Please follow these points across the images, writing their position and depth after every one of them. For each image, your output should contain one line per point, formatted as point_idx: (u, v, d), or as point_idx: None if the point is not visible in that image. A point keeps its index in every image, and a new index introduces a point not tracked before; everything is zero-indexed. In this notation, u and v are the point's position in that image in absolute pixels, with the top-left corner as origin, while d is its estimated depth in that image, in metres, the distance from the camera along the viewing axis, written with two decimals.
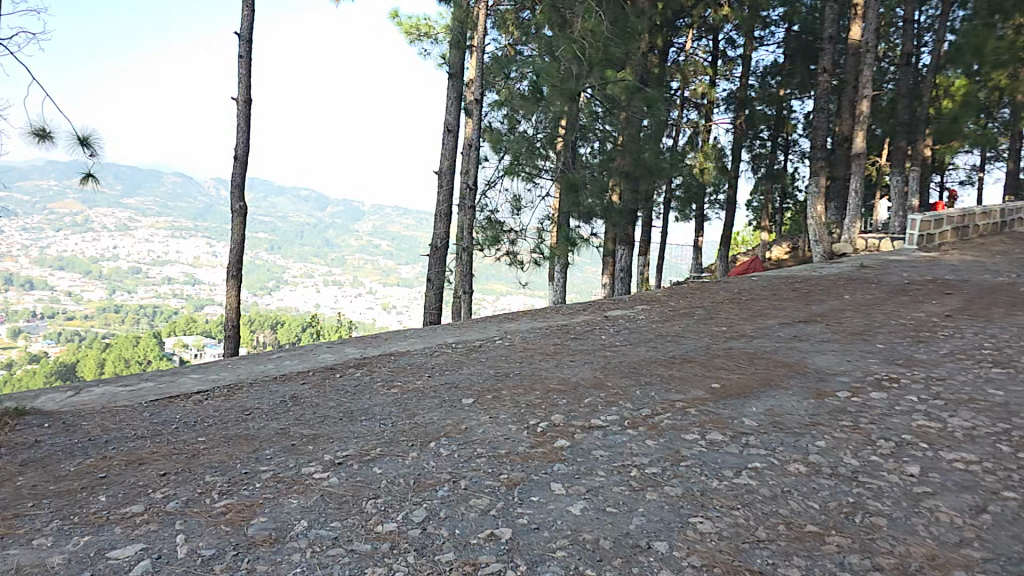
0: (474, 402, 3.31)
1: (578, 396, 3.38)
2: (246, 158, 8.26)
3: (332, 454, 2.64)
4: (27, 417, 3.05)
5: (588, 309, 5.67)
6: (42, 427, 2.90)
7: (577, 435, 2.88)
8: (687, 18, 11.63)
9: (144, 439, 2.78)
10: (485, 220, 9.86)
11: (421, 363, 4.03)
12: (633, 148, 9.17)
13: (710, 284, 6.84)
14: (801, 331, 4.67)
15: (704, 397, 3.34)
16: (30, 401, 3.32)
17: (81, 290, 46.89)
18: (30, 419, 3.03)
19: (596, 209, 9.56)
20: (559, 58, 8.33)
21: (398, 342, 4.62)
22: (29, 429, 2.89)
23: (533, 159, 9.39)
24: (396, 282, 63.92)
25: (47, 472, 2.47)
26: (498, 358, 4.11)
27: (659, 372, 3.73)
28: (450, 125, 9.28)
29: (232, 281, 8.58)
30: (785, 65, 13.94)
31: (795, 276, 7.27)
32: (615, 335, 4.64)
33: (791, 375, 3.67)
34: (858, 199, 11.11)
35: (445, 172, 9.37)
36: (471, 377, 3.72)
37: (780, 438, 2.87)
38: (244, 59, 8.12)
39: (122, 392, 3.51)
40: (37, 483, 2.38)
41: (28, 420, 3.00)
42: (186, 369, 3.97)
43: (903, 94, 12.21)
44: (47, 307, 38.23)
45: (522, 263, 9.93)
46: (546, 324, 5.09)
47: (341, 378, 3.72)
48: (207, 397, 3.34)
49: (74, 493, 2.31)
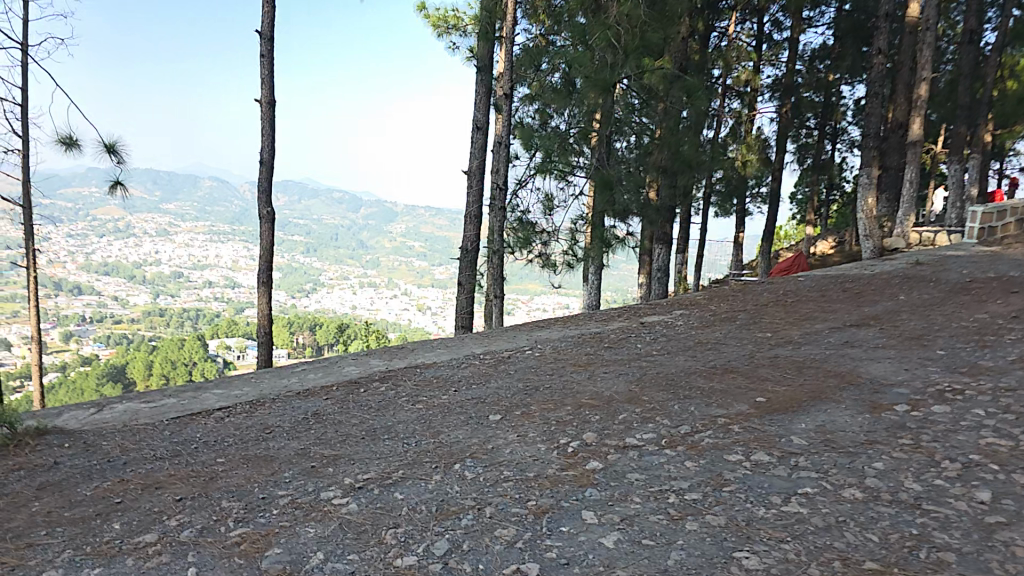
0: (502, 419, 3.17)
1: (612, 411, 3.20)
2: (273, 162, 8.28)
3: (352, 477, 2.51)
4: (47, 436, 3.04)
5: (623, 315, 5.48)
6: (62, 448, 2.86)
7: (610, 456, 2.71)
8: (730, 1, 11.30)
9: (163, 460, 2.71)
10: (516, 220, 9.71)
11: (449, 375, 3.90)
12: (671, 140, 8.89)
13: (753, 285, 6.56)
14: (853, 337, 4.40)
15: (748, 412, 3.13)
16: (52, 419, 3.32)
17: (127, 294, 48.29)
18: (50, 438, 3.02)
19: (632, 206, 9.15)
20: (593, 47, 8.01)
21: (425, 352, 4.50)
22: (48, 449, 2.85)
23: (567, 156, 9.12)
24: (433, 283, 64.25)
25: (62, 498, 2.39)
26: (527, 370, 3.95)
27: (698, 384, 3.52)
28: (479, 122, 9.15)
29: (263, 285, 8.62)
30: (836, 47, 13.51)
31: (845, 275, 6.95)
32: (652, 343, 4.45)
33: (843, 387, 3.43)
34: (912, 189, 10.64)
35: (476, 172, 9.25)
36: (499, 392, 3.56)
37: (832, 459, 2.65)
38: (267, 59, 8.14)
39: (144, 409, 3.47)
40: (51, 509, 2.30)
41: (48, 440, 2.99)
42: (209, 384, 3.92)
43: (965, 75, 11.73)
44: (96, 312, 39.43)
45: (554, 264, 9.80)
46: (579, 332, 4.91)
47: (365, 394, 3.61)
48: (229, 414, 3.28)
49: (87, 520, 2.21)
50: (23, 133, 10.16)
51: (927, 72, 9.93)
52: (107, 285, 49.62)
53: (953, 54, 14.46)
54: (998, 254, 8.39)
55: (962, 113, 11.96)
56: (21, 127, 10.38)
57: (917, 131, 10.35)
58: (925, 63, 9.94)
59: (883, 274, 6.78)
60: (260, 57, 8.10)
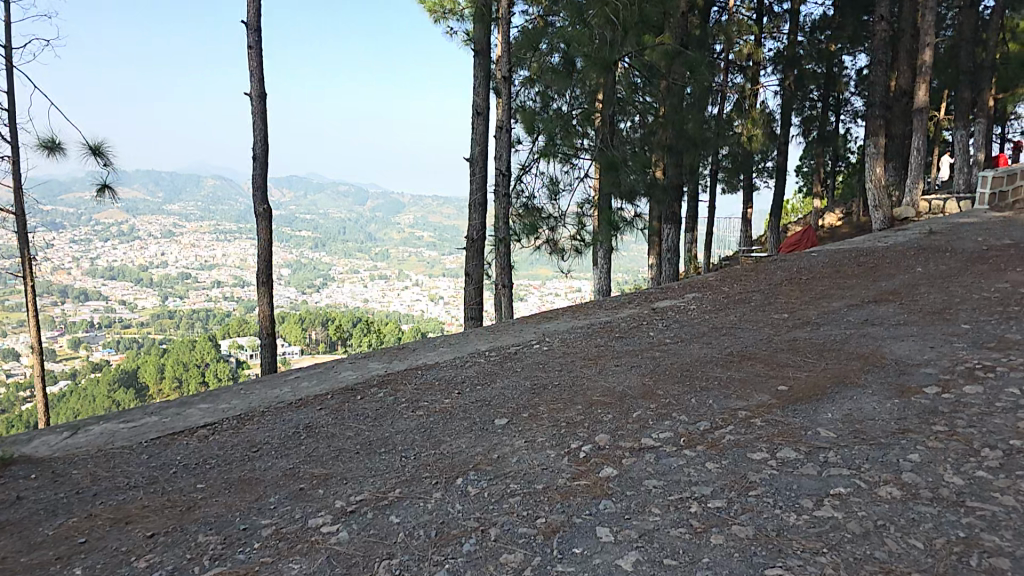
0: (508, 423, 2.99)
1: (626, 409, 3.00)
2: (266, 157, 8.08)
3: (344, 500, 2.41)
4: (13, 466, 3.04)
5: (632, 301, 5.27)
6: (29, 479, 2.87)
7: (625, 461, 2.52)
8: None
9: (137, 490, 2.71)
10: (522, 207, 9.49)
11: (451, 377, 3.70)
12: (675, 120, 8.92)
13: (766, 263, 6.32)
14: (872, 314, 4.18)
15: (769, 403, 2.92)
16: (21, 447, 3.29)
17: (136, 298, 48.44)
18: (16, 468, 3.01)
19: (640, 186, 8.82)
20: (590, 24, 7.83)
21: (427, 352, 4.30)
22: (13, 482, 2.85)
23: (570, 138, 8.89)
24: (441, 273, 64.15)
25: (22, 540, 2.33)
26: (536, 366, 3.76)
27: (714, 374, 3.31)
28: (478, 108, 8.91)
29: (263, 286, 8.46)
30: (835, 18, 13.40)
31: (859, 248, 6.71)
32: (664, 330, 4.24)
33: (867, 370, 3.21)
34: (920, 157, 10.37)
35: (477, 159, 9.03)
36: (505, 393, 3.36)
37: (864, 452, 2.42)
38: (254, 50, 7.91)
39: (122, 431, 3.45)
40: (8, 555, 2.22)
41: (14, 470, 2.98)
42: (194, 400, 3.83)
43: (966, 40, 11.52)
44: (105, 318, 39.56)
45: (563, 250, 9.63)
46: (588, 322, 4.69)
47: (362, 401, 3.46)
48: (213, 432, 3.25)
49: (46, 565, 2.12)
50: (15, 139, 10.01)
51: (930, 38, 9.78)
52: (115, 289, 49.75)
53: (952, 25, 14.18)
54: (1012, 219, 8.13)
55: (967, 78, 11.77)
56: (12, 133, 10.23)
57: (922, 97, 10.14)
58: (929, 28, 9.84)
59: (898, 246, 6.53)
60: (250, 49, 7.89)
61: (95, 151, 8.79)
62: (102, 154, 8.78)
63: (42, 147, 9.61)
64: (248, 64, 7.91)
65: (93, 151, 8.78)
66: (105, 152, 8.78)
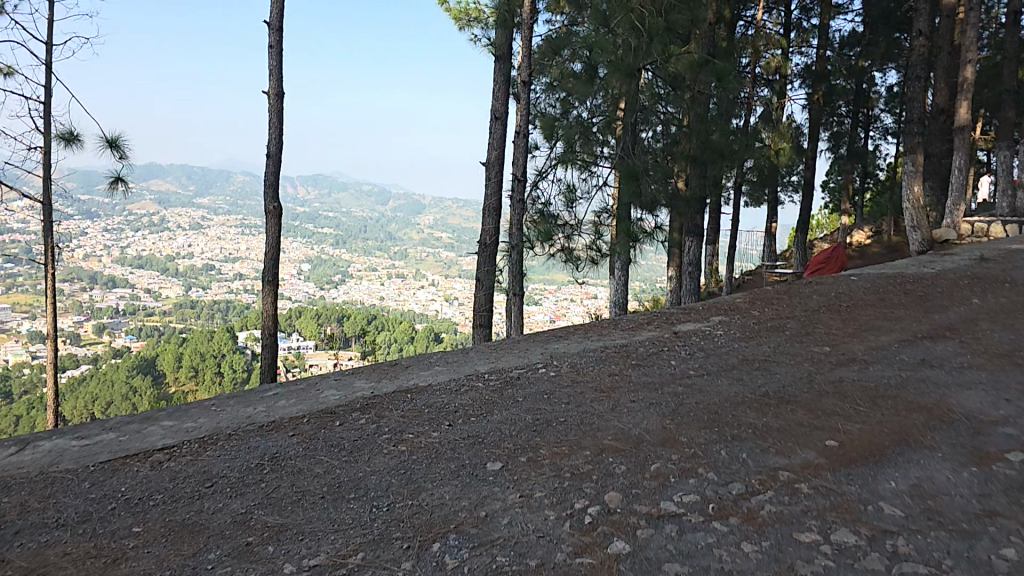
0: (501, 469, 2.51)
1: (642, 460, 2.51)
2: (278, 156, 7.70)
3: (295, 564, 1.94)
4: None
5: (652, 322, 4.75)
6: None
7: (640, 533, 2.03)
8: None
9: (65, 529, 2.24)
10: (537, 213, 8.73)
11: (442, 405, 3.23)
12: (700, 129, 8.24)
13: (800, 285, 5.76)
14: (930, 352, 3.64)
15: (817, 463, 2.42)
16: None
17: (160, 287, 48.96)
18: None
19: (661, 197, 8.26)
20: (614, 30, 7.43)
21: (419, 372, 3.84)
22: None
23: (589, 145, 8.68)
24: (458, 273, 63.82)
25: None
26: (538, 396, 3.26)
27: (746, 421, 2.80)
28: (497, 112, 8.47)
29: (268, 286, 8.05)
30: (866, 34, 12.77)
31: (904, 273, 6.13)
32: (688, 360, 3.73)
33: (933, 426, 2.68)
34: (961, 177, 9.76)
35: (494, 164, 8.57)
36: (501, 429, 2.89)
37: (943, 542, 1.91)
38: (274, 49, 7.53)
39: (73, 449, 2.95)
40: None
41: None
42: (159, 415, 3.36)
43: (1012, 58, 10.87)
44: (129, 306, 39.95)
45: (578, 259, 8.83)
46: (602, 345, 4.20)
47: (339, 428, 3.01)
48: (171, 458, 2.79)
49: None
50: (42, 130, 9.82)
51: (972, 54, 9.20)
52: (140, 277, 50.34)
53: (991, 43, 13.45)
54: None
55: (1010, 97, 11.07)
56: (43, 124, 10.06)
57: (963, 115, 9.51)
58: (972, 44, 9.26)
59: (945, 272, 5.97)
60: (269, 49, 7.51)
61: (110, 144, 8.51)
62: (119, 147, 8.51)
63: (65, 139, 9.38)
64: (267, 63, 7.53)
65: (108, 144, 8.50)
66: (122, 146, 8.51)
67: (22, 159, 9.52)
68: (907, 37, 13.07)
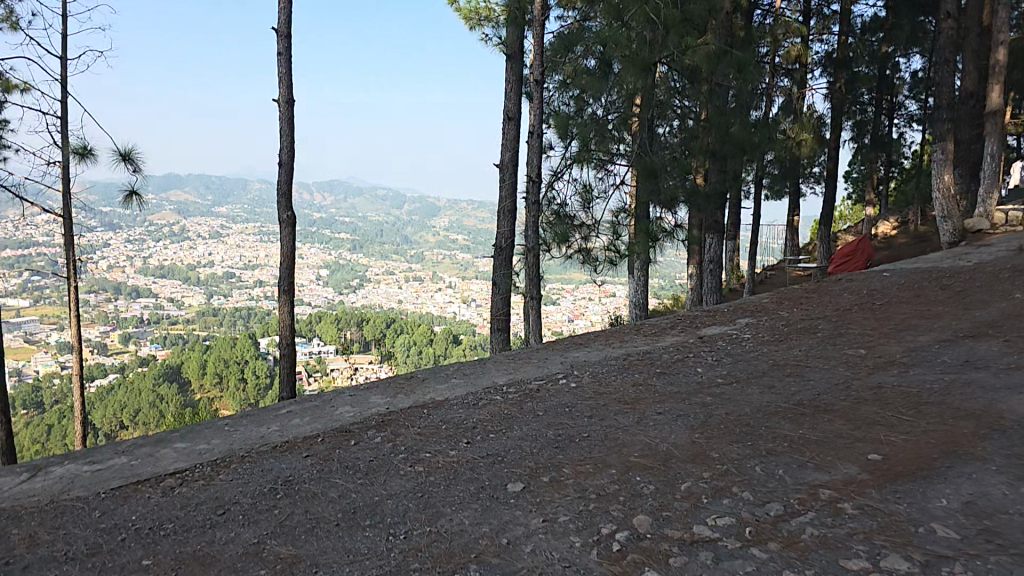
0: (524, 491, 2.39)
1: (672, 478, 2.38)
2: (291, 163, 7.64)
3: None
4: None
5: (676, 326, 4.60)
6: None
7: (673, 560, 1.90)
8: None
9: (72, 563, 2.14)
10: (553, 215, 8.48)
11: (460, 420, 3.12)
12: (719, 122, 7.89)
13: (829, 282, 5.57)
14: (973, 353, 3.45)
15: (861, 479, 2.27)
16: None
17: (183, 295, 49.58)
18: None
19: (679, 193, 8.10)
20: (628, 24, 7.24)
21: (436, 385, 3.73)
22: None
23: (605, 142, 8.49)
24: (476, 274, 63.78)
25: None
26: (559, 410, 3.14)
27: (780, 433, 2.66)
28: (510, 112, 8.35)
29: (284, 295, 8.00)
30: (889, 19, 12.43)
31: (938, 267, 5.89)
32: (716, 366, 3.58)
33: (984, 435, 2.51)
34: (994, 164, 9.44)
35: (508, 166, 8.46)
36: (522, 446, 2.77)
37: (1007, 566, 1.74)
38: (284, 57, 7.48)
39: (84, 475, 2.88)
40: None
41: None
42: (172, 437, 3.28)
43: None
44: (153, 315, 40.51)
45: (596, 261, 8.48)
46: (624, 352, 4.06)
47: (355, 448, 2.91)
48: (183, 483, 2.71)
49: None
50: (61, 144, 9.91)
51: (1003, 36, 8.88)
52: (163, 287, 51.02)
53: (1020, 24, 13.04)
54: None
55: None
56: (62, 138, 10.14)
57: (996, 99, 9.21)
58: (1002, 26, 8.94)
59: (981, 265, 5.73)
60: (279, 56, 7.46)
61: (124, 156, 8.53)
62: (132, 160, 8.52)
63: (82, 153, 9.44)
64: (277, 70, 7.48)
65: (121, 156, 8.52)
66: (135, 158, 8.51)
67: (42, 173, 9.61)
68: (932, 21, 12.68)
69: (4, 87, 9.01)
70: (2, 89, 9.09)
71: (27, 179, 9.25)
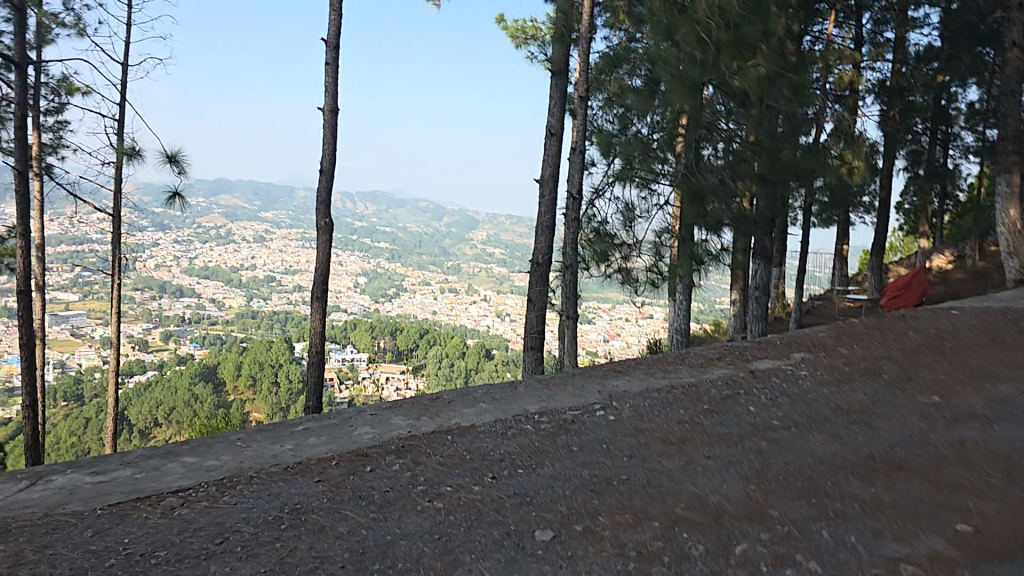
0: (554, 541, 2.11)
1: (723, 538, 2.07)
2: (331, 171, 7.54)
3: None
4: None
5: (724, 358, 4.28)
6: None
7: None
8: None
9: None
10: (593, 232, 8.39)
11: (487, 452, 2.86)
12: (770, 145, 7.33)
13: (891, 319, 5.17)
14: None
15: (949, 555, 1.94)
16: None
17: (224, 297, 50.55)
18: None
19: (725, 218, 7.66)
20: (679, 43, 6.99)
21: (463, 409, 3.48)
22: None
23: (649, 162, 7.92)
24: (510, 289, 63.61)
25: None
26: (595, 445, 2.87)
27: (850, 492, 2.34)
28: (553, 128, 8.13)
29: (317, 303, 7.87)
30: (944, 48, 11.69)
31: (1010, 308, 5.42)
32: (770, 407, 3.25)
33: None
34: None
35: (549, 181, 8.24)
36: (553, 487, 2.50)
37: None
38: (330, 66, 7.40)
39: (87, 485, 2.71)
40: None
41: None
42: (182, 450, 3.10)
43: None
44: (194, 316, 41.36)
45: (637, 282, 8.23)
46: (667, 384, 3.76)
47: (372, 475, 2.68)
48: (184, 504, 2.50)
49: None
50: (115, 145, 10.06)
51: None
52: (205, 288, 52.15)
53: None
54: None
55: None
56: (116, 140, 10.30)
57: None
58: None
59: None
60: (325, 65, 7.38)
61: (169, 158, 8.57)
62: (177, 162, 8.55)
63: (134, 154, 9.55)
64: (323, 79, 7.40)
65: (166, 158, 8.55)
66: (180, 160, 8.54)
67: (94, 174, 9.76)
68: (992, 51, 11.81)
69: (64, 90, 9.20)
70: (63, 91, 9.26)
71: (78, 178, 9.39)
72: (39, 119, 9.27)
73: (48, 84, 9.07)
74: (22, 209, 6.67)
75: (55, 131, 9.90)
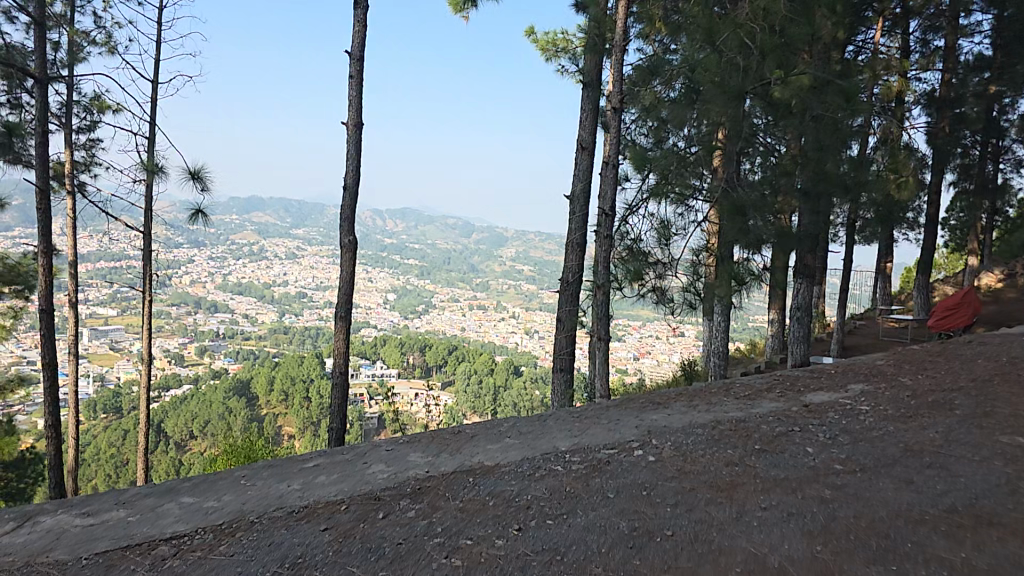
0: None
1: None
2: (354, 187, 7.38)
3: None
4: None
5: (773, 389, 3.94)
6: None
7: None
8: (876, 4, 9.28)
9: None
10: (627, 250, 7.86)
11: (511, 496, 2.57)
12: (815, 157, 7.13)
13: (954, 345, 4.78)
14: None
15: None
16: None
17: (258, 312, 51.12)
18: None
19: (767, 235, 7.17)
20: (719, 48, 6.62)
21: (488, 445, 3.22)
22: None
23: (685, 176, 7.63)
24: (540, 305, 63.14)
25: None
26: (633, 489, 2.58)
27: (934, 555, 1.99)
28: (584, 142, 7.88)
29: (341, 320, 7.69)
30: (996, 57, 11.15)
31: None
32: (829, 447, 2.91)
33: None
34: None
35: (579, 196, 7.98)
36: (586, 543, 2.17)
37: None
38: (355, 80, 7.25)
39: (75, 529, 2.49)
40: None
41: None
42: (183, 490, 2.87)
43: None
44: (229, 331, 41.87)
45: (671, 302, 7.78)
46: (711, 418, 3.44)
47: (383, 522, 2.41)
48: (178, 553, 2.25)
49: None
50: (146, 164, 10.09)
51: None
52: (240, 304, 52.88)
53: None
54: None
55: None
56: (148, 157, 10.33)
57: None
58: None
59: None
60: (349, 79, 7.24)
61: (193, 175, 8.51)
62: (201, 179, 8.48)
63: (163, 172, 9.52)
64: (347, 94, 7.26)
65: (191, 175, 8.50)
66: (204, 176, 8.46)
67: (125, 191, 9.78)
68: None
69: (96, 108, 9.24)
70: (94, 110, 9.31)
71: (109, 196, 9.43)
72: (71, 137, 9.33)
73: (80, 103, 9.13)
74: (44, 226, 6.61)
75: (89, 149, 9.96)
